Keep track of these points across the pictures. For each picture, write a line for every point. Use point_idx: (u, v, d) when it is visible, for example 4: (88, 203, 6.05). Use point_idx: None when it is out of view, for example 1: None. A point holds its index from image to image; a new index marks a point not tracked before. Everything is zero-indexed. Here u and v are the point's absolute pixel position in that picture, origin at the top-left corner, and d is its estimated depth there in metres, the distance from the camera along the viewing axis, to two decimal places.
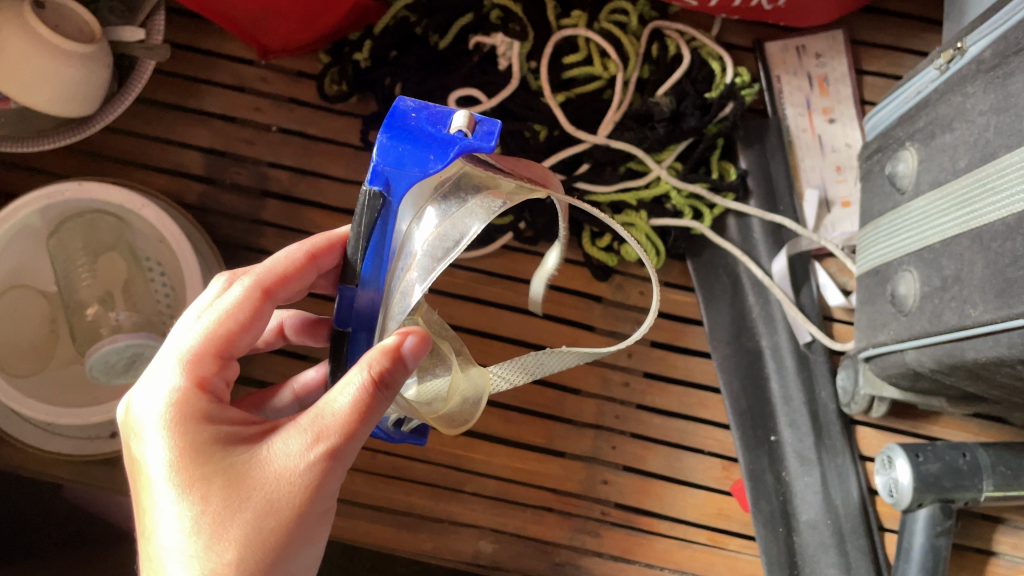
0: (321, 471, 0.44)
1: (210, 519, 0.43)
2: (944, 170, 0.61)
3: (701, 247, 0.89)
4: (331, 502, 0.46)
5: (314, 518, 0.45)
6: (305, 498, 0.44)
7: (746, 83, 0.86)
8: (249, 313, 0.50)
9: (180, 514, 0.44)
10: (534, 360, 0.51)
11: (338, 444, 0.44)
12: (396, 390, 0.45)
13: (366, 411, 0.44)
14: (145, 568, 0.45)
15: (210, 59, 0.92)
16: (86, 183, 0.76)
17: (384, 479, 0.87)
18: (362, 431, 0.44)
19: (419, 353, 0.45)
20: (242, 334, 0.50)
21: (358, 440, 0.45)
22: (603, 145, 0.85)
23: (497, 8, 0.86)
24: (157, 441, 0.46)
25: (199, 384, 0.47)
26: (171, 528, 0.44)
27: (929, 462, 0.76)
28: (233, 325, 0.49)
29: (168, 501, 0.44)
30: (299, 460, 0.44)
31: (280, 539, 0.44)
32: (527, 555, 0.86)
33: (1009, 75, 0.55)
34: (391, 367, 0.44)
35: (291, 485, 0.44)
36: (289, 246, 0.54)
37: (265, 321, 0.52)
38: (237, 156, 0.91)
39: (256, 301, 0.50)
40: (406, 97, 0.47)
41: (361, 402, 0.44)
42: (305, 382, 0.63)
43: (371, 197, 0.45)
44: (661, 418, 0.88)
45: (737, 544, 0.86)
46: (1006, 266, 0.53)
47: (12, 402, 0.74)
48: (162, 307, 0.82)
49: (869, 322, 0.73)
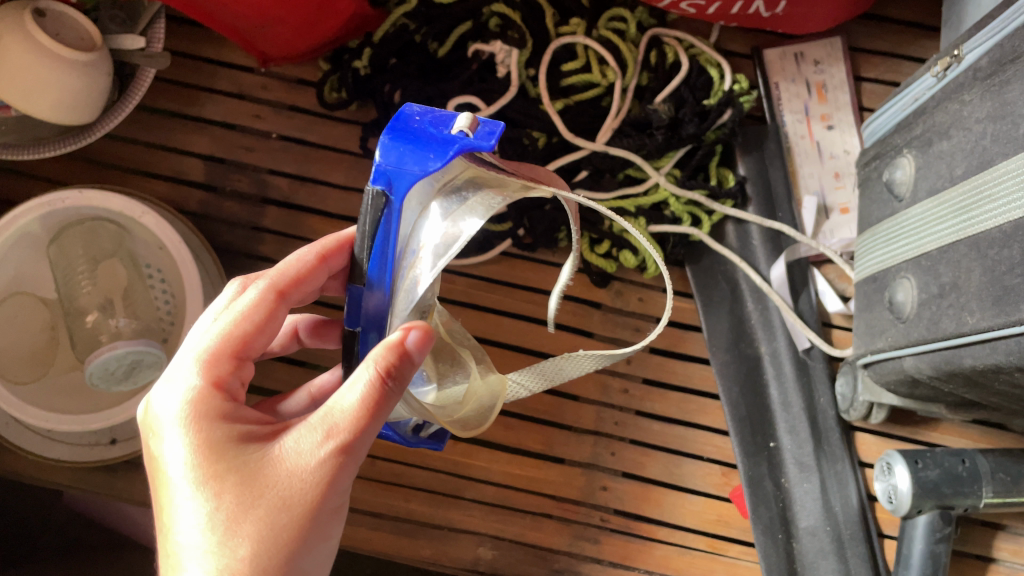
0: (333, 468, 0.44)
1: (226, 514, 0.43)
2: (942, 177, 0.61)
3: (700, 254, 0.90)
4: (343, 497, 0.46)
5: (327, 514, 0.45)
6: (318, 494, 0.44)
7: (745, 90, 0.86)
8: (265, 314, 0.50)
9: (198, 510, 0.44)
10: (553, 365, 0.52)
11: (349, 440, 0.44)
12: (405, 385, 0.44)
13: (375, 408, 0.44)
14: (166, 563, 0.45)
15: (210, 67, 0.92)
16: (86, 191, 0.77)
17: (384, 485, 0.87)
18: (373, 426, 0.44)
19: (424, 347, 0.45)
20: (257, 335, 0.50)
21: (370, 435, 0.45)
22: (601, 152, 0.84)
23: (496, 16, 0.86)
24: (173, 439, 0.46)
25: (216, 383, 0.48)
26: (188, 523, 0.44)
27: (928, 468, 0.76)
28: (249, 327, 0.49)
29: (185, 497, 0.44)
30: (312, 456, 0.44)
31: (293, 533, 0.44)
32: (527, 562, 0.86)
33: (1005, 82, 0.55)
34: (398, 363, 0.43)
35: (302, 480, 0.44)
36: (300, 248, 0.54)
37: (280, 322, 0.52)
38: (238, 164, 0.91)
39: (271, 303, 0.50)
40: (411, 104, 0.48)
41: (370, 399, 0.43)
42: (320, 385, 0.64)
43: (374, 197, 0.44)
44: (660, 424, 0.88)
45: (736, 550, 0.86)
46: (1003, 273, 0.53)
47: (13, 408, 0.75)
48: (161, 315, 0.83)
49: (868, 328, 0.73)
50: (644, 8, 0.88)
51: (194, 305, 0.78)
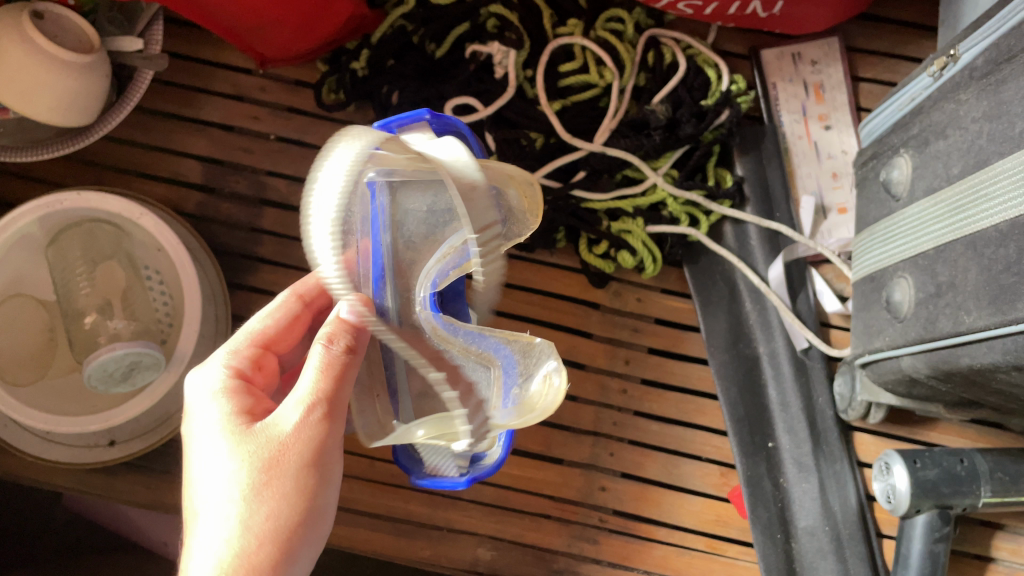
0: (320, 427, 0.48)
1: (230, 477, 0.47)
2: (938, 176, 0.62)
3: (698, 254, 0.89)
4: (332, 463, 0.49)
5: (322, 472, 0.48)
6: (309, 452, 0.48)
7: (742, 90, 0.87)
8: (287, 317, 0.58)
9: (209, 476, 0.48)
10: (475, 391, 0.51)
11: (329, 402, 0.49)
12: (362, 353, 0.51)
13: (342, 373, 0.49)
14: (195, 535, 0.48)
15: (209, 69, 0.92)
16: (85, 192, 0.77)
17: (383, 486, 0.87)
18: (343, 387, 0.50)
19: (362, 311, 0.51)
20: (280, 334, 0.58)
21: (344, 395, 0.50)
22: (599, 152, 0.85)
23: (494, 17, 0.86)
24: (198, 420, 0.51)
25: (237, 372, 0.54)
26: (200, 489, 0.48)
27: (926, 467, 0.76)
28: (272, 325, 0.58)
29: (193, 463, 0.49)
30: (293, 417, 0.48)
31: (280, 492, 0.47)
32: (526, 562, 0.86)
33: (1001, 82, 0.55)
34: (352, 335, 0.50)
35: (293, 440, 0.48)
36: None
37: (305, 326, 0.60)
38: (236, 165, 0.91)
39: (294, 307, 0.59)
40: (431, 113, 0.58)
41: (334, 364, 0.49)
42: None
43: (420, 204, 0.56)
44: (659, 424, 0.88)
45: (735, 550, 0.86)
46: (1000, 272, 0.53)
47: (12, 409, 0.74)
48: (161, 316, 0.83)
49: (866, 328, 0.73)
50: (641, 9, 0.88)
51: (194, 307, 0.78)
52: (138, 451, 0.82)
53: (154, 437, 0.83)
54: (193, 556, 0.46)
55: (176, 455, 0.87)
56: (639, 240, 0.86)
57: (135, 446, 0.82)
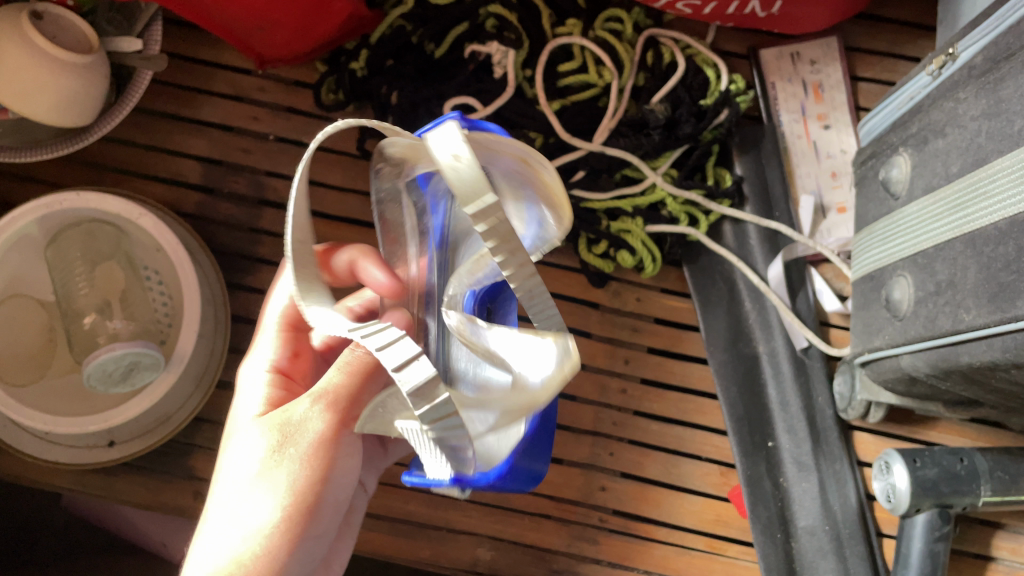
0: (338, 423, 0.48)
1: (254, 458, 0.48)
2: (937, 175, 0.62)
3: (697, 254, 0.90)
4: (346, 460, 0.50)
5: (337, 468, 0.49)
6: (326, 446, 0.48)
7: (740, 90, 0.87)
8: None
9: (238, 453, 0.49)
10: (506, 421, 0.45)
11: (350, 402, 0.48)
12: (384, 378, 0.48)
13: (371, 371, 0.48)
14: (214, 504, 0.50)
15: (208, 69, 0.92)
16: (84, 193, 0.77)
17: (383, 487, 0.86)
18: (368, 389, 0.48)
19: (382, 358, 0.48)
20: None
21: (368, 399, 0.49)
22: (598, 152, 0.85)
23: (493, 17, 0.86)
24: (247, 400, 0.54)
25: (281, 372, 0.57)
26: (226, 466, 0.49)
27: (926, 467, 0.75)
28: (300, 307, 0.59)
29: (230, 441, 0.51)
30: (315, 412, 0.48)
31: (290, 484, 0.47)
32: (526, 563, 0.86)
33: (1000, 80, 0.55)
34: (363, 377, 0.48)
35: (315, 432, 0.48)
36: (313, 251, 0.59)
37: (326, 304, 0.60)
38: (235, 166, 0.91)
39: None
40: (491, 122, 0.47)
41: (362, 363, 0.48)
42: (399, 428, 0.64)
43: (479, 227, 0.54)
44: (658, 424, 0.88)
45: (736, 550, 0.86)
46: (999, 270, 0.53)
47: (13, 410, 0.74)
48: (160, 317, 0.83)
49: (866, 327, 0.73)
50: (640, 9, 0.88)
51: (193, 307, 0.78)
52: (138, 451, 0.82)
53: (153, 438, 0.83)
54: (206, 530, 0.47)
55: (175, 456, 0.87)
56: (638, 240, 0.86)
57: (135, 447, 0.82)
